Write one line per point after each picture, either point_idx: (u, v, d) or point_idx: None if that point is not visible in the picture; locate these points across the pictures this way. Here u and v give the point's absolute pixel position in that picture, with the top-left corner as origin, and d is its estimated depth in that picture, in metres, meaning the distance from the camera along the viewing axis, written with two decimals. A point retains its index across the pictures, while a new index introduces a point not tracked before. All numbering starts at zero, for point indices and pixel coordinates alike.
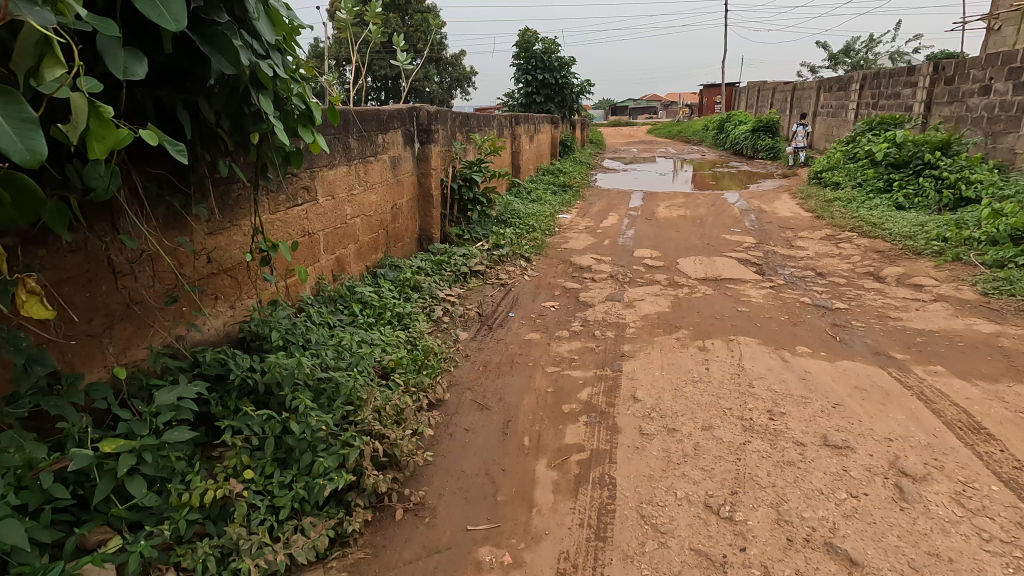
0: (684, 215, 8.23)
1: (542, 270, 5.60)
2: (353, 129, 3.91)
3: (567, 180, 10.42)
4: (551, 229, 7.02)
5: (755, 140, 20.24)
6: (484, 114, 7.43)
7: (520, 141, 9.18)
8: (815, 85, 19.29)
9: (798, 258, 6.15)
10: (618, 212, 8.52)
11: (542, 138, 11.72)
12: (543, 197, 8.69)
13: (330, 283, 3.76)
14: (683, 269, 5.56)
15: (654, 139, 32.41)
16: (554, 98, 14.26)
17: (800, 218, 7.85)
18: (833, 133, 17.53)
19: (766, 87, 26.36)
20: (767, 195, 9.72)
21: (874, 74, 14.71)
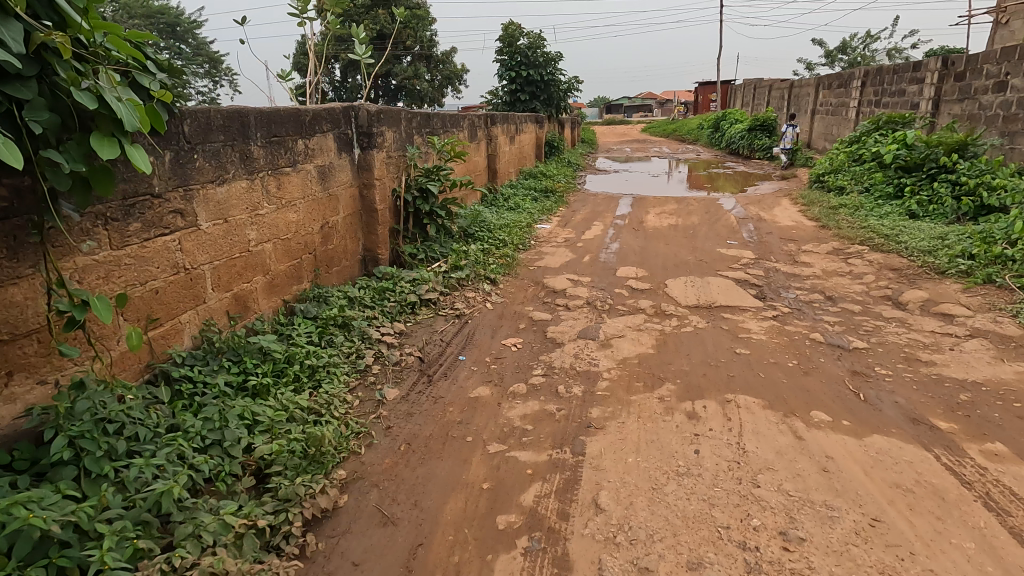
0: (676, 225, 7.47)
1: (508, 295, 4.84)
2: (255, 134, 3.13)
3: (550, 185, 9.63)
4: (525, 244, 6.24)
5: (752, 140, 19.49)
6: (452, 114, 6.65)
7: (496, 142, 8.40)
8: (813, 82, 18.55)
9: (803, 278, 5.41)
10: (604, 221, 7.76)
11: (524, 139, 10.93)
12: (520, 205, 7.91)
13: (224, 328, 3.00)
14: (671, 293, 4.80)
15: (649, 138, 31.69)
16: (540, 96, 13.48)
17: (803, 228, 7.10)
18: (833, 132, 16.79)
19: (762, 85, 25.62)
20: (766, 201, 8.95)
21: (877, 71, 13.97)
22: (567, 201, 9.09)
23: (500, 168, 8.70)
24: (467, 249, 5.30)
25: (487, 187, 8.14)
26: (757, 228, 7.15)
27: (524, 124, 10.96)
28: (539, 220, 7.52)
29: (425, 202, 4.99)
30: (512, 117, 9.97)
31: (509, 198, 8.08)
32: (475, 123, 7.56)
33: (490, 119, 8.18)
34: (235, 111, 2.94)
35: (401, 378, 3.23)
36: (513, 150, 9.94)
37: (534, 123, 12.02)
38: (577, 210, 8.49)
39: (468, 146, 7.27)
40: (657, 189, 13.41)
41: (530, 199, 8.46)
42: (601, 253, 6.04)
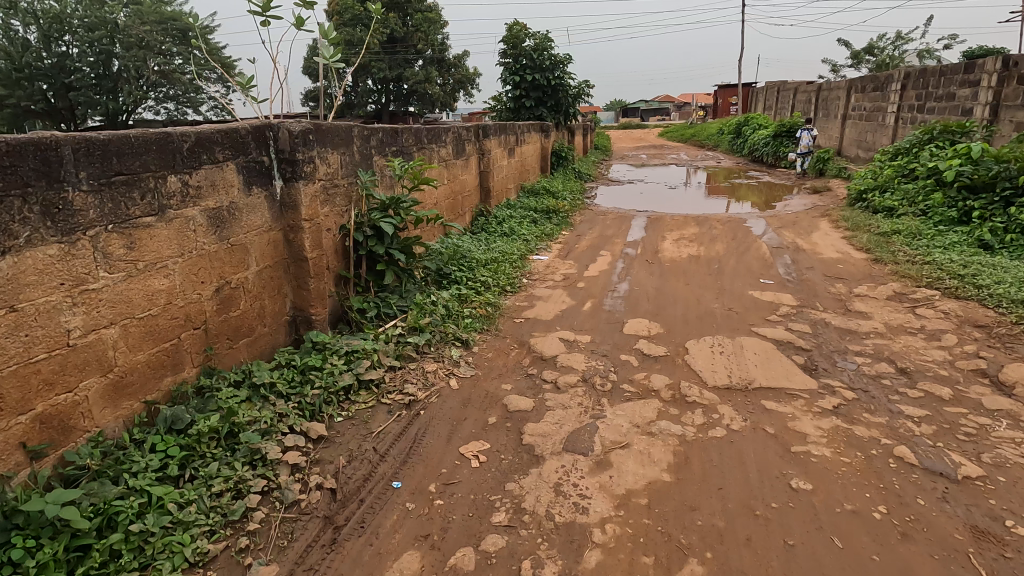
0: (698, 254, 6.35)
1: (483, 364, 3.79)
2: (76, 174, 2.13)
3: (553, 203, 8.54)
4: (514, 284, 5.17)
5: (777, 146, 18.17)
6: (430, 127, 5.61)
7: (490, 157, 7.36)
8: (844, 85, 17.20)
9: (861, 336, 4.28)
10: (612, 250, 6.65)
11: (526, 150, 9.87)
12: (514, 230, 6.84)
13: (14, 472, 1.99)
14: (693, 363, 3.72)
15: (666, 143, 30.41)
16: (547, 102, 12.42)
17: (850, 262, 5.93)
18: (867, 138, 15.45)
19: (786, 87, 24.21)
20: (802, 224, 7.77)
21: (921, 72, 12.63)
22: (572, 223, 7.98)
23: (493, 186, 7.64)
24: (436, 298, 4.25)
25: (477, 211, 7.11)
26: (795, 261, 6.00)
27: (527, 134, 9.88)
28: (535, 249, 6.46)
29: (381, 243, 4.02)
30: (512, 127, 8.91)
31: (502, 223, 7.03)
32: (461, 137, 6.52)
33: (482, 131, 7.13)
34: (27, 142, 1.95)
35: (291, 534, 2.20)
36: (512, 164, 8.87)
37: (539, 132, 10.93)
38: (583, 235, 7.38)
39: (451, 163, 6.22)
40: (674, 203, 12.27)
41: (527, 221, 7.42)
42: (606, 297, 4.96)
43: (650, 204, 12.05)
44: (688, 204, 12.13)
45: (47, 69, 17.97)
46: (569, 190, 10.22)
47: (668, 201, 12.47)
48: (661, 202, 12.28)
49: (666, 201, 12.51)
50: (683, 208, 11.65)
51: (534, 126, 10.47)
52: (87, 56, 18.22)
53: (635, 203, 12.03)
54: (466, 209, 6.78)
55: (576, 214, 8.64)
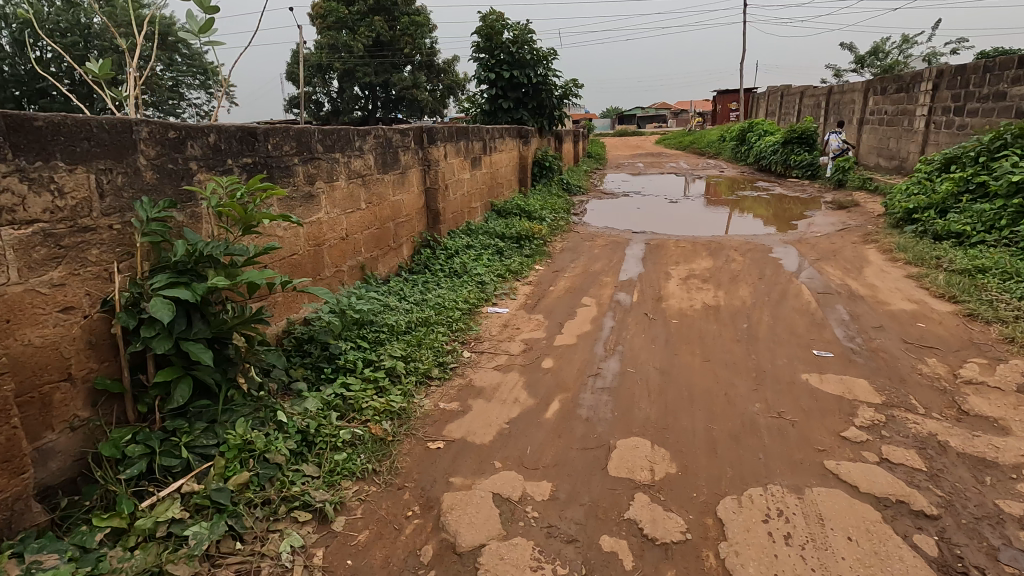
0: (716, 303, 4.61)
1: (341, 566, 2.00)
2: None
3: (526, 226, 6.82)
4: (443, 367, 3.40)
5: (787, 154, 16.50)
6: (331, 128, 3.86)
7: (437, 170, 5.60)
8: (860, 87, 15.62)
9: (1012, 476, 2.51)
10: (597, 296, 4.91)
11: (498, 159, 8.14)
12: (466, 270, 5.11)
13: None
14: (735, 571, 1.95)
15: (664, 151, 28.85)
16: (527, 104, 10.68)
17: (932, 319, 4.19)
18: (889, 145, 13.84)
19: (791, 91, 22.64)
20: (843, 254, 6.03)
21: (957, 69, 10.99)
22: (547, 254, 6.26)
23: (444, 207, 5.91)
24: (285, 420, 2.47)
25: (417, 245, 5.37)
26: (854, 317, 4.26)
27: (498, 140, 8.14)
28: (491, 297, 4.73)
29: (168, 334, 2.17)
30: (477, 131, 7.16)
31: (452, 260, 5.31)
32: (390, 143, 4.76)
33: (428, 134, 5.38)
34: None
35: None
36: (476, 179, 7.13)
37: (516, 138, 9.17)
38: (560, 273, 5.64)
39: (371, 179, 4.46)
40: (675, 219, 10.55)
41: (488, 254, 5.69)
42: (583, 388, 3.20)
43: (646, 220, 10.34)
44: (691, 220, 10.42)
45: (17, 74, 15.67)
46: (550, 208, 8.52)
47: (668, 217, 10.76)
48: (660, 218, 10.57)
49: (666, 216, 10.80)
50: (685, 224, 9.95)
51: (509, 131, 8.72)
52: (56, 60, 15.95)
53: (629, 220, 10.32)
54: (399, 241, 5.04)
55: (556, 241, 6.90)
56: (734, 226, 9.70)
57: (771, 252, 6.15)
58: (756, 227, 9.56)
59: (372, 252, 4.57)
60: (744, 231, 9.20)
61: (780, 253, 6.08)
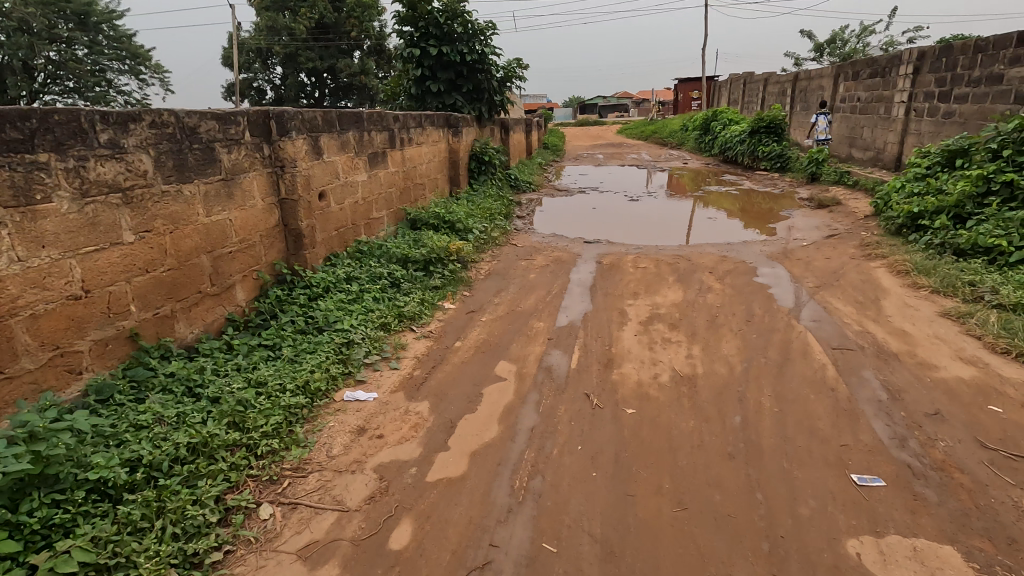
0: (690, 371, 3.12)
1: None
2: None
3: (441, 242, 5.19)
4: (190, 570, 1.78)
5: (754, 145, 15.31)
6: (14, 108, 2.18)
7: (297, 173, 3.93)
8: (830, 72, 14.53)
9: None
10: (520, 358, 3.36)
11: (415, 154, 6.50)
12: (329, 322, 3.47)
13: None
14: None
15: (625, 142, 27.58)
16: (461, 87, 8.98)
17: (1009, 397, 2.79)
18: (862, 135, 12.75)
19: (754, 79, 21.57)
20: (847, 278, 4.66)
21: (942, 49, 9.86)
22: (463, 285, 4.66)
23: (315, 224, 4.25)
24: None
25: (265, 284, 3.71)
26: (895, 397, 2.84)
27: (414, 132, 6.48)
28: (357, 369, 3.12)
29: None
30: (379, 118, 5.50)
31: (313, 306, 3.65)
32: (193, 135, 3.08)
33: (279, 122, 3.72)
34: None
35: None
36: (377, 182, 5.48)
37: (443, 129, 7.51)
38: (476, 316, 4.06)
39: (147, 193, 2.78)
40: (637, 222, 9.11)
41: (374, 290, 4.06)
42: None
43: (604, 225, 8.88)
44: (655, 222, 8.99)
45: None
46: (482, 217, 6.92)
47: (629, 219, 9.31)
48: (619, 222, 9.12)
49: (626, 219, 9.36)
50: (648, 228, 8.52)
51: (432, 121, 7.06)
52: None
53: (584, 225, 8.83)
54: (225, 282, 3.37)
55: (480, 262, 5.32)
56: (705, 230, 8.30)
57: (754, 277, 4.73)
58: (730, 230, 8.17)
59: (161, 308, 2.90)
60: (716, 236, 7.80)
61: (767, 279, 4.67)
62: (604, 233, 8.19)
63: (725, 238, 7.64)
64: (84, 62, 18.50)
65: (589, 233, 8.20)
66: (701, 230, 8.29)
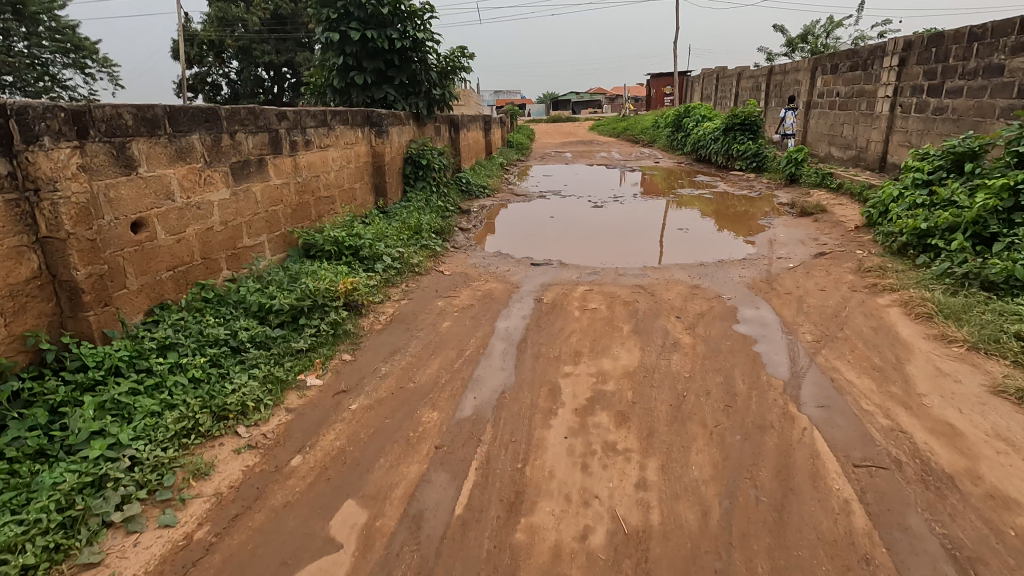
0: (639, 522, 1.97)
1: None
2: None
3: (325, 278, 3.93)
4: None
5: (728, 143, 14.33)
6: None
7: (71, 201, 2.66)
8: (806, 65, 13.62)
9: None
10: (382, 492, 2.16)
11: (315, 160, 5.22)
12: (84, 441, 2.20)
13: None
14: None
15: (596, 139, 26.54)
16: (393, 78, 7.68)
17: None
18: (842, 132, 11.85)
19: (726, 74, 20.67)
20: (852, 325, 3.57)
21: (931, 38, 8.93)
22: (342, 347, 3.43)
23: (118, 269, 2.97)
24: None
25: (6, 371, 2.44)
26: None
27: (315, 134, 5.20)
28: (91, 538, 1.88)
29: None
30: (252, 115, 4.22)
31: (75, 408, 2.38)
32: None
33: (22, 123, 2.45)
34: None
35: None
36: (248, 200, 4.20)
37: (361, 128, 6.24)
38: (344, 402, 2.85)
39: None
40: (600, 233, 7.94)
41: (195, 367, 2.79)
42: None
43: (563, 238, 7.68)
44: (622, 234, 7.82)
45: None
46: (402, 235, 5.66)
47: (592, 231, 8.12)
48: (580, 234, 7.93)
49: (589, 230, 8.18)
50: (613, 241, 7.34)
51: (344, 119, 5.78)
52: None
53: (541, 240, 7.62)
54: None
55: (380, 305, 4.09)
56: (679, 242, 7.16)
57: (733, 326, 3.60)
58: (707, 242, 7.04)
59: None
60: (692, 251, 6.65)
61: (750, 329, 3.54)
62: (561, 249, 6.98)
63: (702, 253, 6.49)
64: (22, 54, 16.78)
65: (544, 249, 6.99)
66: (674, 243, 7.14)
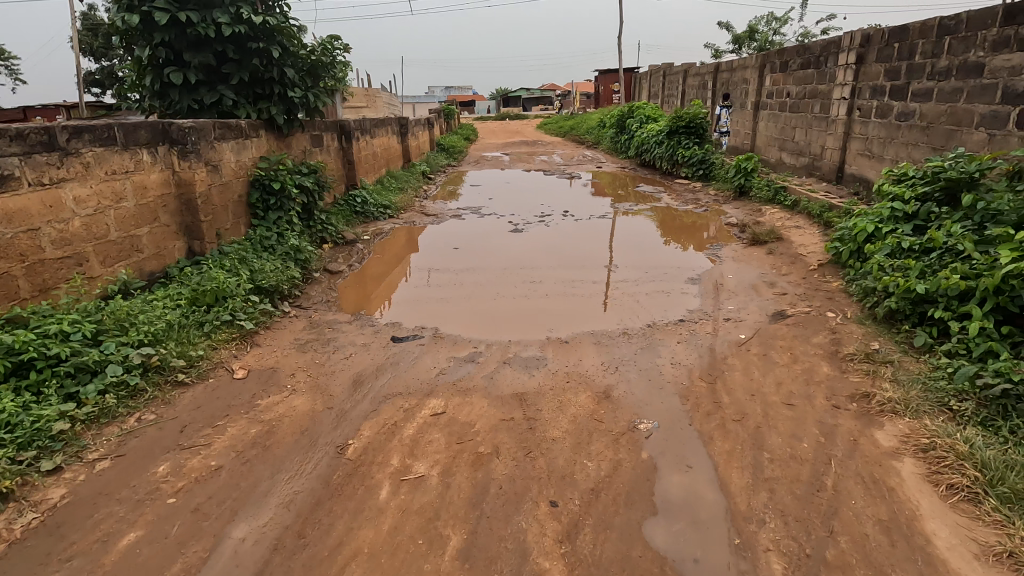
0: None
1: None
2: None
3: None
4: None
5: (673, 147, 13.00)
6: None
7: None
8: (754, 62, 12.38)
9: None
10: None
11: (30, 205, 3.38)
12: None
13: None
14: None
15: (541, 139, 25.00)
16: (229, 76, 5.81)
17: None
18: (794, 137, 10.64)
19: (673, 71, 19.42)
20: (842, 516, 2.05)
21: (893, 31, 7.70)
22: None
23: None
24: None
25: None
26: None
27: (27, 164, 3.36)
28: None
29: None
30: None
31: None
32: None
33: None
34: None
35: None
36: None
37: (149, 147, 4.40)
38: None
39: None
40: (519, 268, 6.22)
41: None
42: None
43: (468, 279, 5.91)
44: (543, 271, 6.12)
45: None
46: (186, 310, 3.86)
47: (508, 265, 6.39)
48: (492, 270, 6.17)
49: (505, 265, 6.45)
50: (529, 284, 5.61)
51: (104, 136, 3.93)
52: None
53: (438, 282, 5.85)
54: None
55: (41, 488, 2.31)
56: (611, 286, 5.51)
57: (644, 529, 2.03)
58: (644, 286, 5.42)
59: None
60: (625, 302, 5.00)
61: (673, 539, 1.98)
62: (460, 298, 5.20)
63: (638, 306, 4.85)
64: None
65: (438, 300, 5.20)
66: (605, 287, 5.50)
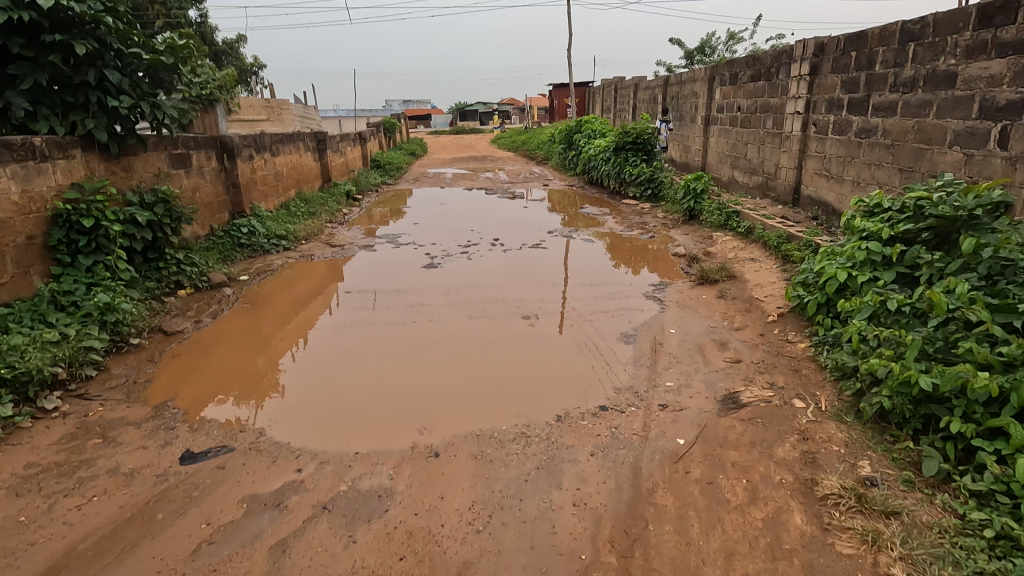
0: None
1: None
2: None
3: None
4: None
5: (620, 165, 12.04)
6: None
7: None
8: (703, 74, 11.56)
9: None
10: None
11: None
12: None
13: None
14: None
15: (491, 154, 23.94)
16: (18, 79, 4.37)
17: None
18: (746, 154, 9.77)
19: (624, 85, 18.67)
20: None
21: (850, 38, 6.87)
22: None
23: None
24: None
25: None
26: None
27: None
28: None
29: None
30: None
31: None
32: None
33: None
34: None
35: None
36: None
37: None
38: None
39: None
40: (423, 311, 4.86)
41: None
42: None
43: (358, 332, 4.54)
44: (457, 316, 4.78)
45: None
46: None
47: (414, 307, 5.02)
48: (389, 315, 4.81)
49: (415, 305, 5.10)
50: (428, 338, 4.27)
51: None
52: None
53: (319, 340, 4.47)
54: None
55: None
56: (531, 340, 4.22)
57: None
58: (567, 343, 4.17)
59: None
60: (540, 372, 3.71)
61: None
62: (337, 370, 3.83)
63: (554, 381, 3.58)
64: None
65: (307, 373, 3.82)
66: (518, 343, 4.17)
